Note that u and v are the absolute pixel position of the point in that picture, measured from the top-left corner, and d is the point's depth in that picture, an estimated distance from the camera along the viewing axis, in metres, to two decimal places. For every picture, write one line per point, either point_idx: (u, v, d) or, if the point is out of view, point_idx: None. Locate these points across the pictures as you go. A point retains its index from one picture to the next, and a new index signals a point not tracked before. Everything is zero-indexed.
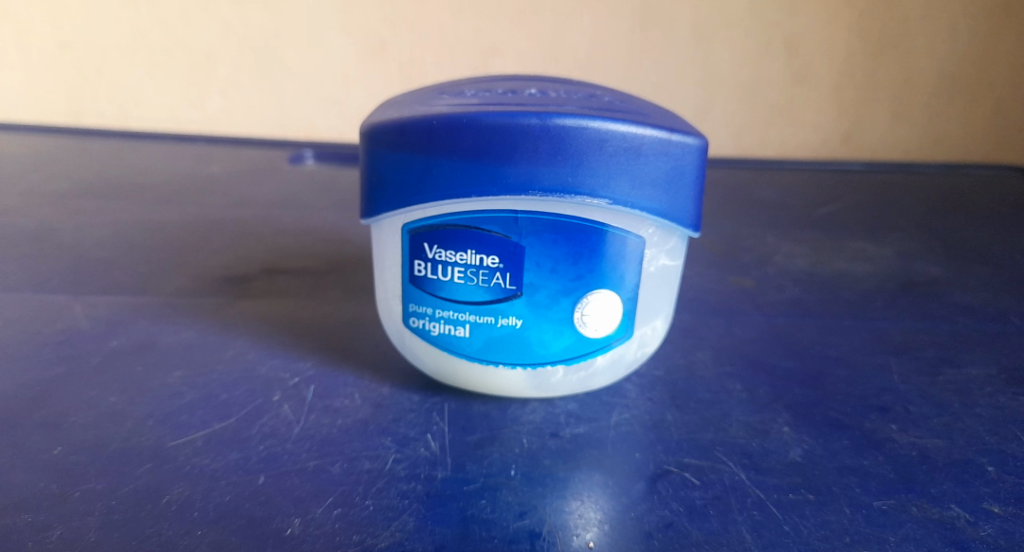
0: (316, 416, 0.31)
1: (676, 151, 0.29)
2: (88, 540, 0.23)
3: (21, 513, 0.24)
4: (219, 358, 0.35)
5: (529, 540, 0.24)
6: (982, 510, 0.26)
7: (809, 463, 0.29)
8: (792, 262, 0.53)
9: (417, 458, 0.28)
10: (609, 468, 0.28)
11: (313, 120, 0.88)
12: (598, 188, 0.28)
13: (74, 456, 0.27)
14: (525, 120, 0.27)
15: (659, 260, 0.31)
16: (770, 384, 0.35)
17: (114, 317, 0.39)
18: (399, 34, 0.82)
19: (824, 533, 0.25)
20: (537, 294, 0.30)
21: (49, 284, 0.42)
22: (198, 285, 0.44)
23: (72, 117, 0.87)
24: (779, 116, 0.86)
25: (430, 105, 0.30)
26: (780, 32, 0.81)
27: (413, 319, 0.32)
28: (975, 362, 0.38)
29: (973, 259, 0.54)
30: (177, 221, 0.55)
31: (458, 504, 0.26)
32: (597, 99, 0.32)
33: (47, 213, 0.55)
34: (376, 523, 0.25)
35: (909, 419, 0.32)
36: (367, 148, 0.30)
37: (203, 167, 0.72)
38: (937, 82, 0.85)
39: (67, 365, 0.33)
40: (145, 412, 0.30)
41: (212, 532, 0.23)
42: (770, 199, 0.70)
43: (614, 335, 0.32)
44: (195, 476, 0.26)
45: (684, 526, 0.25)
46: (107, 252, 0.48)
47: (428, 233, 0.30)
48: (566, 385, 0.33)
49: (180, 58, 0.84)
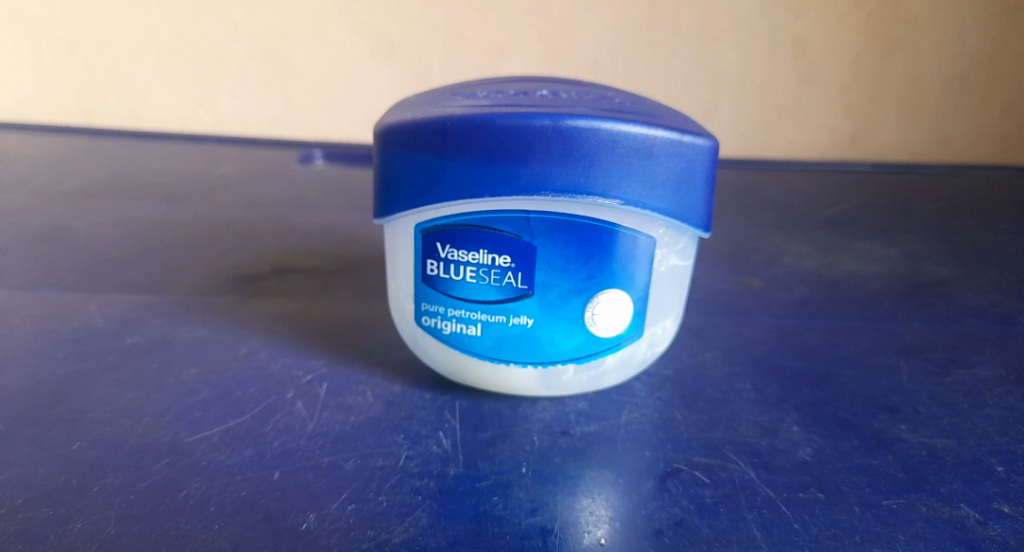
0: (328, 413, 0.31)
1: (687, 152, 0.29)
2: (109, 534, 0.23)
3: (43, 507, 0.24)
4: (232, 356, 0.35)
5: (542, 536, 0.24)
6: (992, 509, 0.26)
7: (817, 462, 0.29)
8: (799, 263, 0.53)
9: (429, 455, 0.29)
10: (620, 466, 0.29)
11: (322, 121, 0.88)
12: (610, 189, 0.29)
13: (92, 451, 0.27)
14: (538, 121, 0.27)
15: (669, 260, 0.32)
16: (779, 384, 0.36)
17: (128, 315, 0.39)
18: (407, 35, 0.83)
19: (834, 531, 0.25)
20: (549, 294, 0.30)
21: (63, 283, 0.42)
22: (210, 283, 0.44)
23: (82, 117, 0.88)
24: (786, 118, 0.86)
25: (442, 106, 0.30)
26: (787, 33, 0.81)
27: (425, 318, 0.32)
28: (984, 363, 0.38)
29: (982, 260, 0.54)
30: (188, 221, 0.55)
31: (470, 500, 0.26)
32: (608, 100, 0.32)
33: (59, 213, 0.55)
34: (390, 519, 0.25)
35: (918, 420, 0.33)
36: (380, 149, 0.31)
37: (213, 167, 0.73)
38: (945, 83, 0.85)
39: (83, 362, 0.34)
40: (161, 409, 0.30)
41: (229, 526, 0.24)
42: (777, 200, 0.70)
43: (625, 334, 0.32)
44: (211, 471, 0.27)
45: (694, 524, 0.25)
46: (120, 251, 0.48)
47: (440, 233, 0.30)
48: (577, 384, 0.33)
49: (190, 59, 0.85)
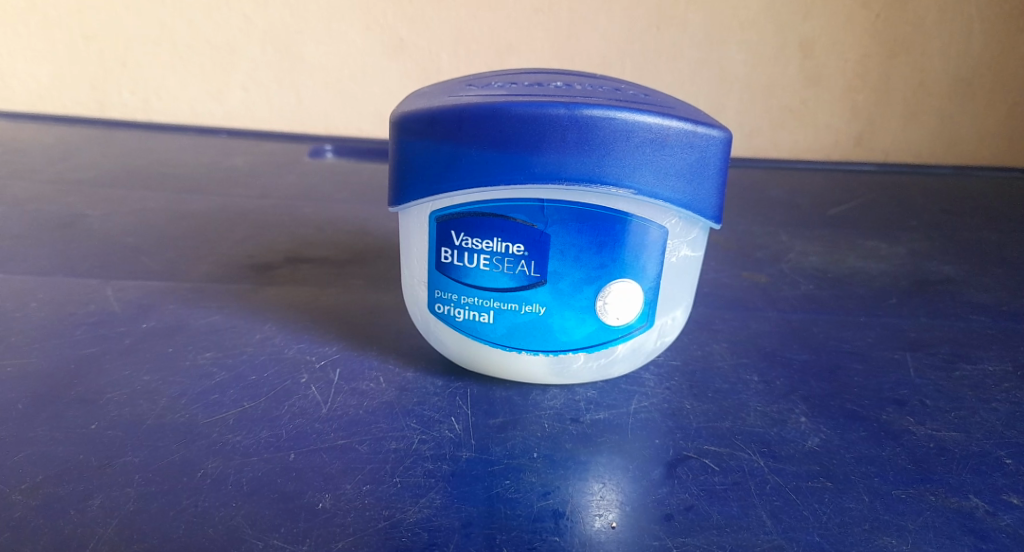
0: (342, 397, 0.32)
1: (700, 143, 0.30)
2: (128, 510, 0.23)
3: (64, 483, 0.25)
4: (247, 341, 0.36)
5: (554, 519, 0.25)
6: (1001, 501, 0.27)
7: (826, 452, 0.29)
8: (805, 259, 0.53)
9: (442, 439, 0.29)
10: (629, 453, 0.29)
11: (331, 116, 0.88)
12: (623, 178, 0.29)
13: (110, 430, 0.28)
14: (554, 110, 0.28)
15: (681, 251, 0.32)
16: (787, 376, 0.36)
17: (143, 300, 0.39)
18: (417, 31, 0.83)
19: (844, 519, 0.25)
20: (561, 282, 0.31)
21: (80, 269, 0.43)
22: (223, 271, 0.44)
23: (95, 109, 0.89)
24: (793, 118, 0.87)
25: (458, 96, 0.31)
26: (794, 33, 0.82)
27: (438, 305, 0.33)
28: (990, 358, 0.38)
29: (987, 259, 0.54)
30: (200, 211, 0.56)
31: (483, 484, 0.26)
32: (622, 92, 0.33)
33: (75, 201, 0.56)
34: (405, 500, 0.25)
35: (926, 412, 0.33)
36: (396, 137, 0.31)
37: (225, 159, 0.74)
38: (951, 85, 0.85)
39: (100, 345, 0.34)
40: (178, 391, 0.31)
41: (246, 504, 0.24)
42: (783, 198, 0.70)
43: (635, 324, 0.32)
44: (228, 452, 0.27)
45: (704, 510, 0.26)
46: (135, 239, 0.49)
47: (455, 221, 0.31)
48: (588, 372, 0.33)
49: (203, 51, 0.85)
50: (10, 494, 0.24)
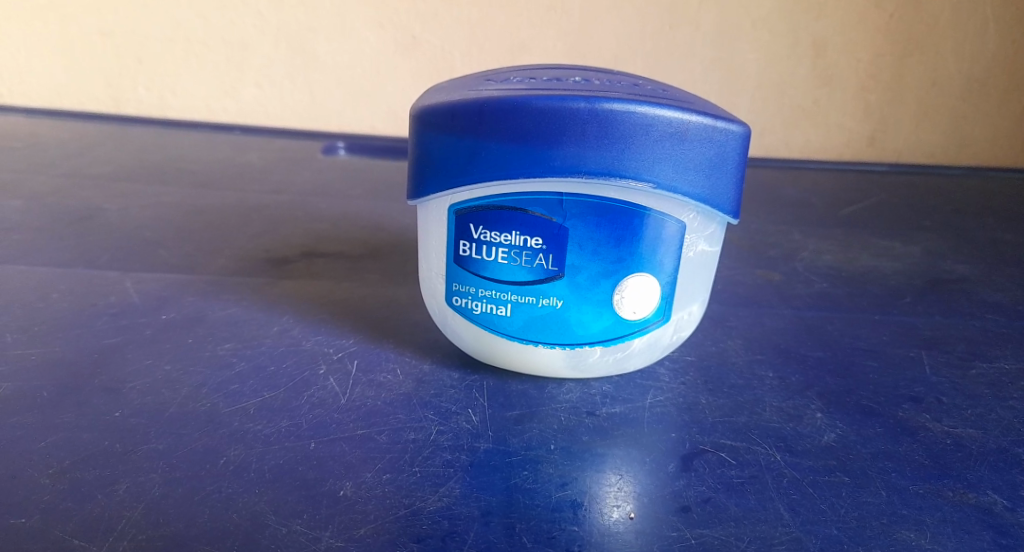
0: (360, 388, 0.32)
1: (719, 138, 0.30)
2: (154, 494, 0.24)
3: (91, 467, 0.25)
4: (264, 333, 0.36)
5: (572, 509, 0.25)
6: (1019, 496, 0.27)
7: (842, 447, 0.30)
8: (818, 258, 0.53)
9: (460, 430, 0.29)
10: (645, 446, 0.29)
11: (343, 115, 0.89)
12: (642, 172, 0.29)
13: (134, 418, 0.28)
14: (574, 104, 0.28)
15: (698, 246, 0.32)
16: (802, 373, 0.36)
17: (162, 293, 0.40)
18: (431, 30, 0.83)
19: (861, 513, 0.25)
20: (579, 276, 0.31)
21: (100, 262, 0.43)
22: (239, 265, 0.45)
23: (110, 105, 0.90)
24: (805, 118, 0.86)
25: (478, 90, 0.31)
26: (807, 32, 0.82)
27: (456, 298, 0.33)
28: (1006, 358, 0.38)
29: (1002, 259, 0.53)
30: (216, 206, 0.56)
31: (502, 474, 0.27)
32: (641, 87, 0.33)
33: (92, 195, 0.56)
34: (424, 489, 0.25)
35: (943, 410, 0.33)
36: (417, 131, 0.32)
37: (240, 155, 0.74)
38: (964, 86, 0.85)
39: (122, 335, 0.35)
40: (199, 381, 0.31)
41: (269, 491, 0.25)
42: (795, 197, 0.70)
43: (651, 318, 0.32)
44: (249, 440, 0.27)
45: (721, 502, 0.26)
46: (153, 233, 0.49)
47: (473, 214, 0.31)
48: (604, 366, 0.34)
49: (218, 50, 0.86)
50: (39, 478, 0.24)
